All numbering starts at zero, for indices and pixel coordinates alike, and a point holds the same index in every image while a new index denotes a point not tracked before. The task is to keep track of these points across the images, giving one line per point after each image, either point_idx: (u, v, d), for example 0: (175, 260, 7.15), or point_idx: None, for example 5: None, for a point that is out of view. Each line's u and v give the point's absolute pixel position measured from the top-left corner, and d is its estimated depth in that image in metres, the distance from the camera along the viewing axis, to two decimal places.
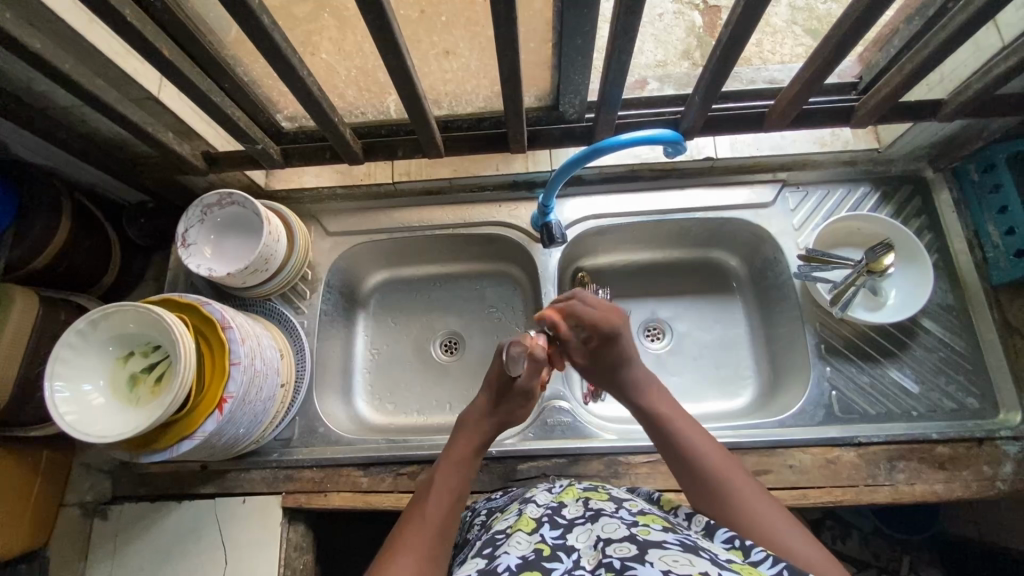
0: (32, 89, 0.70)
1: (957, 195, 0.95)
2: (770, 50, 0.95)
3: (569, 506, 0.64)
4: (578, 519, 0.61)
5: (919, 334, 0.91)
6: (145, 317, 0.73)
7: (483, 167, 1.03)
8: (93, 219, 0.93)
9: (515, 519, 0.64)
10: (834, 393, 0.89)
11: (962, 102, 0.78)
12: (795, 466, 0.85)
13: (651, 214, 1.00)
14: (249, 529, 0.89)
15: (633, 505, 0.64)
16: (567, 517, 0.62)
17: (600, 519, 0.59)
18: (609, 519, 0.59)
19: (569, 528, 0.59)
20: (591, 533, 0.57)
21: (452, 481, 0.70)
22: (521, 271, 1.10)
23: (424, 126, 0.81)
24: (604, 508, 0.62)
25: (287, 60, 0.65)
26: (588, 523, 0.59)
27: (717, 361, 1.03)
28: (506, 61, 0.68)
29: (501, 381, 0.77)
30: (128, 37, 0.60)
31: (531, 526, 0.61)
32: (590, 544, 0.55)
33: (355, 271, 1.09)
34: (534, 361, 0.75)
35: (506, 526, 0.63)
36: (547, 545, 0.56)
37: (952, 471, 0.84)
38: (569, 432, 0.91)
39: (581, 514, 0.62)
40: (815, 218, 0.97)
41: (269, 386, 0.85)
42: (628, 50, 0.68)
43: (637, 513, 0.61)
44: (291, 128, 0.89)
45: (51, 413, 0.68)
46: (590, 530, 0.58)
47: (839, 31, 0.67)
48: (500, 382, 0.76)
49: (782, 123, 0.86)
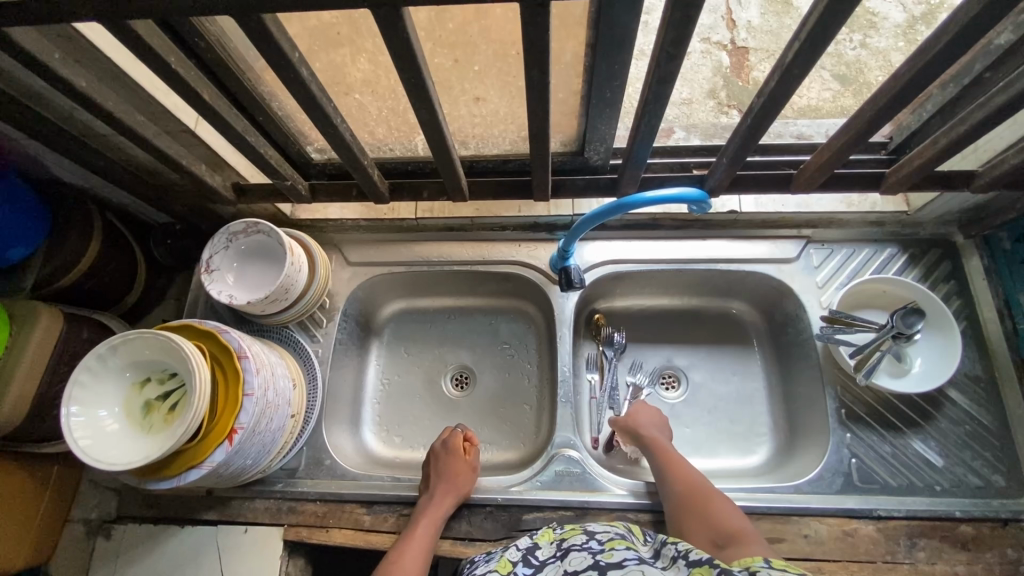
0: (75, 118, 0.72)
1: (987, 263, 0.93)
2: (800, 99, 0.98)
3: (544, 545, 0.72)
4: (550, 559, 0.69)
5: (944, 405, 0.88)
6: (165, 346, 0.73)
7: (505, 209, 1.04)
8: (122, 240, 0.95)
9: (495, 559, 0.72)
10: (853, 460, 0.86)
11: (997, 175, 0.76)
12: (811, 536, 0.82)
13: (671, 263, 1.00)
14: (248, 559, 0.88)
15: (602, 535, 0.71)
16: (540, 558, 0.70)
17: (569, 555, 0.67)
18: (577, 553, 0.67)
19: (540, 568, 0.68)
20: (560, 570, 0.66)
21: (421, 553, 0.80)
22: (537, 310, 1.10)
23: (450, 169, 0.82)
24: (575, 544, 0.69)
25: (320, 106, 0.66)
26: (557, 561, 0.68)
27: (732, 416, 1.01)
28: (536, 114, 0.68)
29: (450, 466, 0.87)
30: (170, 82, 0.62)
31: (507, 568, 0.69)
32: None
33: (372, 301, 1.09)
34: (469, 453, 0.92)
35: (486, 566, 0.71)
36: None
37: (976, 552, 0.80)
38: (577, 483, 0.88)
39: (553, 554, 0.70)
40: (840, 277, 0.96)
41: (279, 418, 0.85)
42: (658, 111, 0.68)
43: (604, 542, 0.68)
44: (320, 159, 0.91)
45: (66, 438, 0.69)
46: (559, 566, 0.67)
47: (874, 105, 0.66)
48: (449, 467, 0.87)
49: (810, 186, 0.84)
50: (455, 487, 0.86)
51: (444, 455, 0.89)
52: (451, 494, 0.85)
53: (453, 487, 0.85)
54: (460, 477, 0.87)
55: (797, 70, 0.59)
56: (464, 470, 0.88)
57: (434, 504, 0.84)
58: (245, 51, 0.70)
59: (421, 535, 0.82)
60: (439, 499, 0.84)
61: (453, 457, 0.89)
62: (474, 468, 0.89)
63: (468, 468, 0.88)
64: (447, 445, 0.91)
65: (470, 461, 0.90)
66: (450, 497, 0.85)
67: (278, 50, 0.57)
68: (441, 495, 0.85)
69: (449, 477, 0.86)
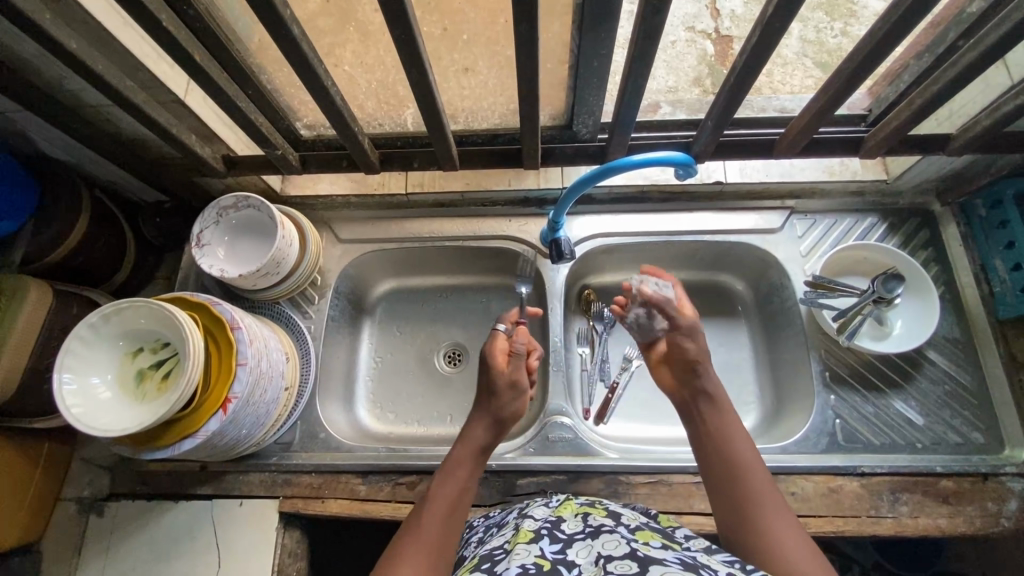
0: (63, 88, 0.72)
1: (964, 229, 0.96)
2: (781, 80, 1.01)
3: (568, 521, 0.63)
4: (578, 535, 0.60)
5: (924, 366, 0.91)
6: (158, 315, 0.74)
7: (497, 182, 1.05)
8: (111, 216, 0.95)
9: (512, 534, 0.63)
10: (837, 421, 0.89)
11: (971, 137, 0.78)
12: (797, 494, 0.84)
13: (660, 235, 1.01)
14: (244, 532, 0.88)
15: (630, 521, 0.63)
16: (566, 533, 0.61)
17: (600, 535, 0.58)
18: (609, 535, 0.58)
19: (568, 544, 0.58)
20: (592, 549, 0.56)
21: (460, 484, 0.71)
22: (527, 286, 1.11)
23: (441, 138, 0.83)
24: (604, 524, 0.61)
25: (311, 68, 0.66)
26: (587, 539, 0.58)
27: (720, 385, 1.03)
28: (525, 79, 0.70)
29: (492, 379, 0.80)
30: (162, 42, 0.62)
31: (529, 538, 0.59)
32: (590, 560, 0.54)
33: (363, 279, 1.10)
34: (517, 355, 0.81)
35: (504, 542, 0.62)
36: (548, 559, 0.55)
37: (957, 505, 0.83)
38: (569, 448, 0.90)
39: (581, 530, 0.61)
40: (823, 246, 0.98)
41: (274, 390, 0.86)
42: (644, 72, 0.69)
43: (635, 530, 0.60)
44: (309, 135, 0.91)
45: (58, 405, 0.69)
46: (590, 546, 0.57)
47: (852, 63, 0.68)
48: (490, 380, 0.79)
49: (791, 151, 0.87)
50: (490, 411, 0.78)
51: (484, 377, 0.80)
52: (495, 419, 0.77)
53: (490, 409, 0.78)
54: (501, 401, 0.78)
55: (777, 23, 0.61)
56: (507, 391, 0.78)
57: (471, 431, 0.77)
58: (235, 18, 0.71)
59: (451, 476, 0.71)
60: (482, 423, 0.77)
61: (492, 377, 0.79)
62: (517, 382, 0.79)
63: (513, 388, 0.78)
64: (487, 362, 0.80)
65: (518, 375, 0.79)
66: (487, 426, 0.77)
67: (269, 7, 0.58)
68: (480, 421, 0.77)
69: (490, 402, 0.78)
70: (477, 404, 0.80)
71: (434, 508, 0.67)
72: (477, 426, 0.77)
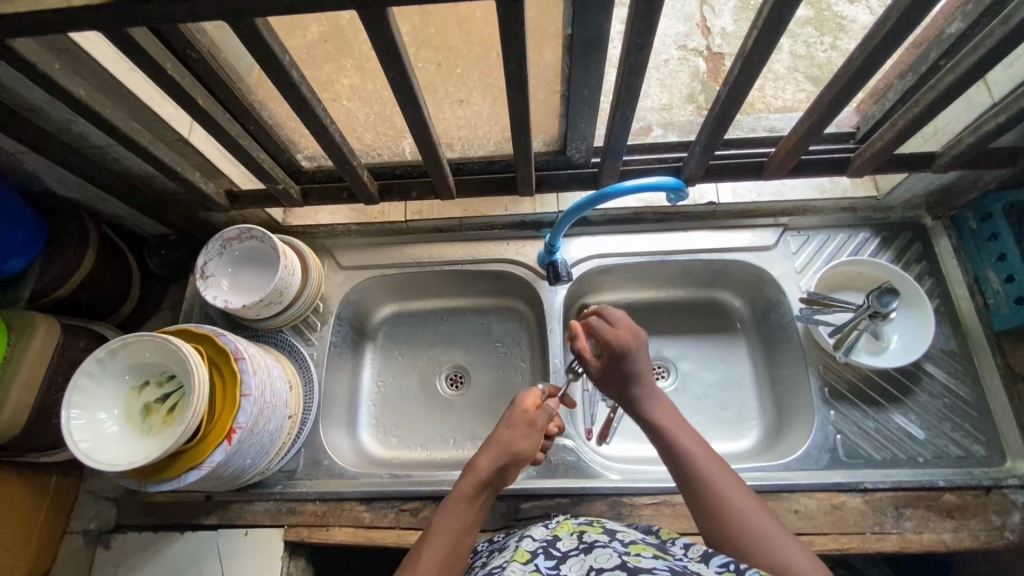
0: (71, 130, 0.75)
1: (956, 242, 0.97)
2: (772, 96, 1.03)
3: (564, 539, 0.63)
4: (573, 550, 0.60)
5: (922, 379, 0.92)
6: (162, 348, 0.75)
7: (493, 208, 1.08)
8: (117, 252, 0.97)
9: (511, 552, 0.63)
10: (838, 437, 0.89)
11: (956, 154, 0.80)
12: (800, 511, 0.84)
13: (656, 255, 1.03)
14: (250, 561, 0.88)
15: (626, 537, 0.63)
16: (562, 549, 0.61)
17: (593, 550, 0.59)
18: (602, 549, 0.58)
19: (563, 560, 0.58)
20: (584, 563, 0.56)
21: (458, 519, 0.67)
22: (526, 306, 1.12)
23: (438, 168, 0.85)
24: (598, 540, 0.61)
25: (311, 108, 0.69)
26: (581, 554, 0.59)
27: (721, 403, 1.03)
28: (517, 111, 0.72)
29: (520, 412, 0.78)
30: (167, 88, 0.65)
31: (525, 556, 0.60)
32: (581, 573, 0.55)
33: (365, 304, 1.11)
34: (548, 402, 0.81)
35: (501, 559, 0.62)
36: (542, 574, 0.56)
37: (961, 519, 0.83)
38: (571, 471, 0.91)
39: (576, 547, 0.61)
40: (817, 261, 0.99)
41: (277, 419, 0.86)
42: (633, 101, 0.71)
43: (629, 543, 0.61)
44: (310, 166, 0.93)
45: (65, 440, 0.70)
46: (583, 560, 0.57)
47: (834, 89, 0.70)
48: (517, 413, 0.78)
49: (781, 172, 0.89)
50: (503, 444, 0.73)
51: (511, 411, 0.79)
52: (511, 453, 0.73)
53: (502, 442, 0.74)
54: (520, 436, 0.74)
55: (757, 55, 0.63)
56: (528, 428, 0.76)
57: (479, 459, 0.72)
58: (237, 60, 0.73)
59: (454, 506, 0.68)
60: (491, 454, 0.72)
61: (519, 412, 0.78)
62: (538, 424, 0.77)
63: (532, 428, 0.76)
64: (519, 399, 0.81)
65: (541, 417, 0.78)
66: (498, 459, 0.72)
67: (269, 53, 0.60)
68: (493, 451, 0.73)
69: (511, 434, 0.75)
70: (490, 435, 0.76)
71: (434, 545, 0.64)
72: (486, 456, 0.72)
